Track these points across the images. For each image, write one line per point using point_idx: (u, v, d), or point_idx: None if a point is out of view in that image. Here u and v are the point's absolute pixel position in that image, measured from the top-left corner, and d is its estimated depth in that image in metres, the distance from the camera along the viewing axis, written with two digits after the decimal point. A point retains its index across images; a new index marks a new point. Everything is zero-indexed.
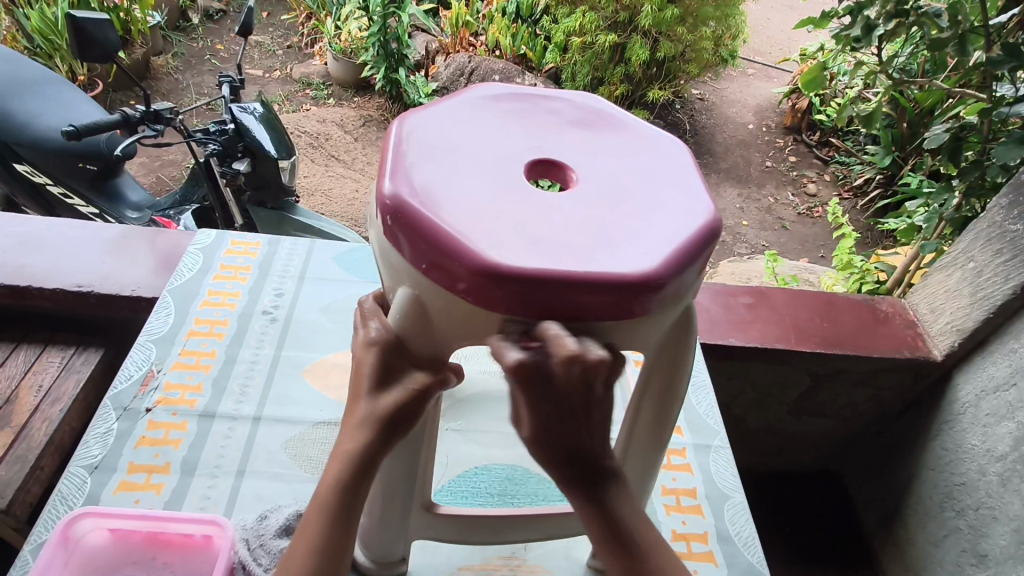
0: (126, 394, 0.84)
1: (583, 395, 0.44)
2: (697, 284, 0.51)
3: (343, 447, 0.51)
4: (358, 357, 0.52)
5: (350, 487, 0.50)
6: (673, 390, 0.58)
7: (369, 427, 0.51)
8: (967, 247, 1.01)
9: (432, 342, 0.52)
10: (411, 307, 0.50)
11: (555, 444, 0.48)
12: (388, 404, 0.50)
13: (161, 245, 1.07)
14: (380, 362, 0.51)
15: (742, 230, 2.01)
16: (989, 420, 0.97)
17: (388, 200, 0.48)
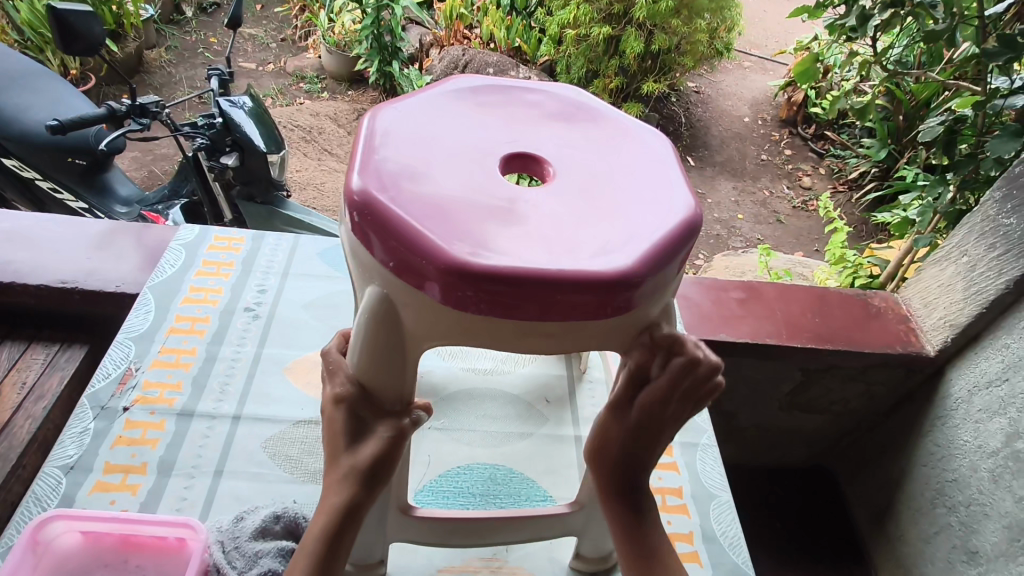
0: (103, 392, 0.82)
1: (675, 412, 0.54)
2: (676, 283, 0.50)
3: (327, 505, 0.51)
4: (328, 413, 0.53)
5: (336, 538, 0.51)
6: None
7: (350, 481, 0.51)
8: (961, 241, 1.00)
9: (399, 387, 0.53)
10: (377, 359, 0.51)
11: (620, 453, 0.56)
12: (365, 457, 0.51)
13: (144, 241, 1.05)
14: (351, 417, 0.52)
15: (737, 224, 2.00)
16: (981, 416, 0.96)
17: (356, 196, 0.46)
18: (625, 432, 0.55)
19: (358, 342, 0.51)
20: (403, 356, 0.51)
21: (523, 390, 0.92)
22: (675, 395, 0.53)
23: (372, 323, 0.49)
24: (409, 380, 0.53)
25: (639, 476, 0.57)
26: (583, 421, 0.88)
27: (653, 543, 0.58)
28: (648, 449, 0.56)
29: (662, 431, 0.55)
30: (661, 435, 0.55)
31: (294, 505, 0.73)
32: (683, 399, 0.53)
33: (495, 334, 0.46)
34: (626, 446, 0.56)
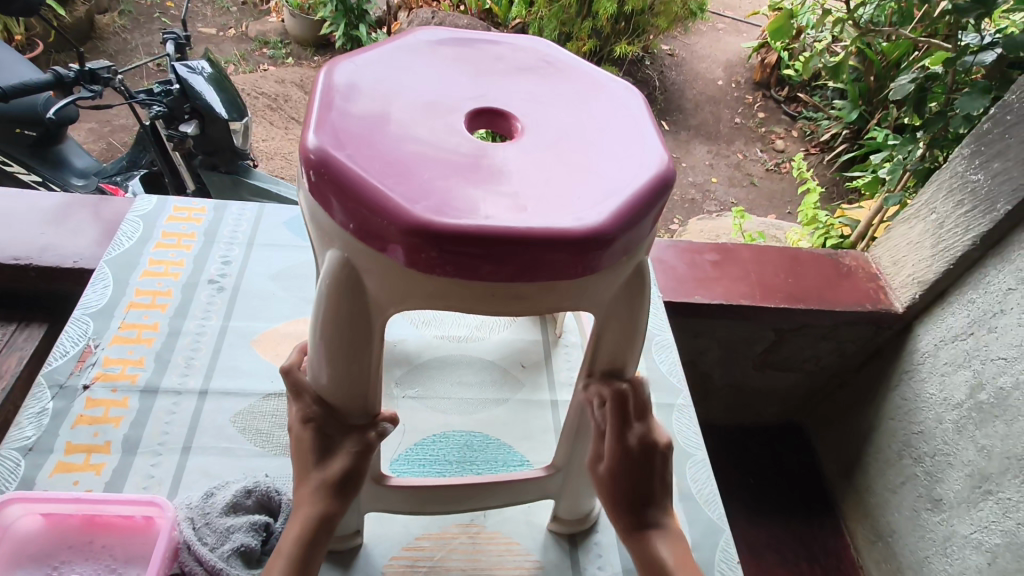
0: (62, 370, 0.79)
1: (638, 438, 0.56)
2: (634, 311, 0.52)
3: (300, 516, 0.52)
4: (297, 432, 0.55)
5: (313, 543, 0.52)
6: (628, 350, 0.55)
7: (322, 494, 0.53)
8: (930, 198, 1.01)
9: (363, 403, 0.55)
10: (341, 383, 0.53)
11: (619, 484, 0.57)
12: (336, 470, 0.54)
13: (100, 214, 1.00)
14: (319, 434, 0.54)
15: (712, 187, 1.99)
16: (947, 369, 0.98)
17: (313, 154, 0.44)
18: (608, 465, 0.57)
19: (319, 362, 0.52)
20: (366, 373, 0.52)
21: (499, 356, 0.91)
22: (627, 423, 0.56)
23: (332, 300, 0.47)
24: (373, 394, 0.55)
25: (645, 497, 0.57)
26: (559, 386, 0.88)
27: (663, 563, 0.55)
28: (641, 473, 0.57)
29: (638, 467, 0.57)
30: (641, 466, 0.57)
31: (267, 478, 0.71)
32: (641, 428, 0.57)
33: (462, 297, 0.45)
34: (621, 479, 0.57)
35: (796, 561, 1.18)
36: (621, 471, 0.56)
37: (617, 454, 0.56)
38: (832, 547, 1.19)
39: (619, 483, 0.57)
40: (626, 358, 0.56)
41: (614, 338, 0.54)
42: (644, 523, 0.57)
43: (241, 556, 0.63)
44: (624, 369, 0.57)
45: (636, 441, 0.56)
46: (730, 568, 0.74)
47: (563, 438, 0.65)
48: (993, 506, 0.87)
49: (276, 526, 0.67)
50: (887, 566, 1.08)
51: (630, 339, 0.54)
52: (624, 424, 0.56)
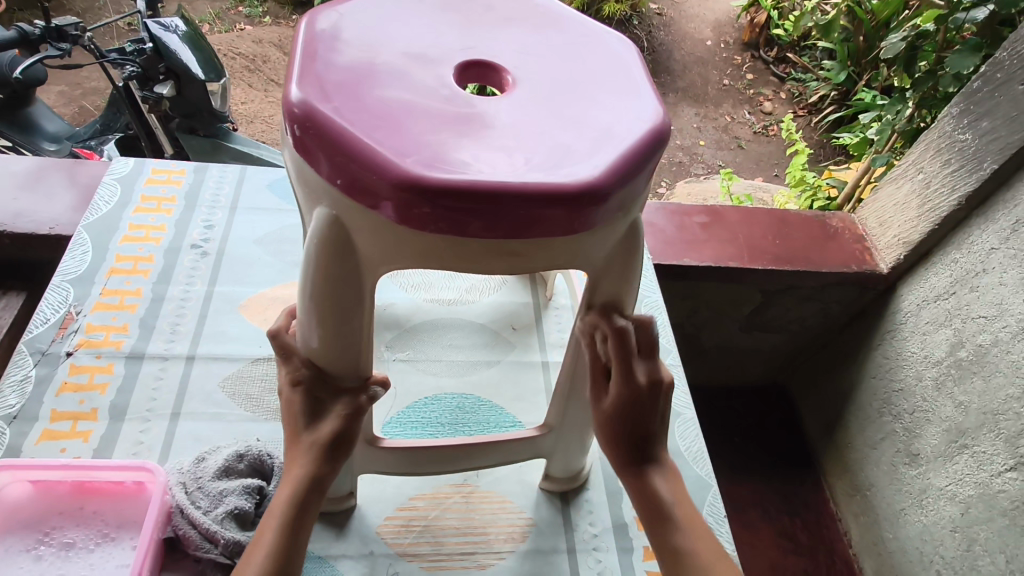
0: (43, 338, 0.78)
1: (644, 390, 0.54)
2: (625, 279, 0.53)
3: (291, 477, 0.52)
4: (287, 396, 0.54)
5: (303, 506, 0.51)
6: (621, 317, 0.56)
7: (312, 456, 0.53)
8: (917, 158, 1.01)
9: (354, 366, 0.54)
10: (332, 347, 0.52)
11: (624, 418, 0.55)
12: (325, 433, 0.53)
13: (75, 178, 0.97)
14: (308, 396, 0.54)
15: (699, 150, 1.97)
16: (928, 328, 1.00)
17: (297, 107, 0.42)
18: (613, 406, 0.55)
19: (309, 324, 0.51)
20: (357, 336, 0.52)
21: (488, 319, 0.90)
22: (632, 362, 0.54)
23: (321, 259, 0.46)
24: (364, 357, 0.54)
25: (645, 430, 0.56)
26: (550, 347, 0.88)
27: (665, 502, 0.56)
28: (647, 409, 0.55)
29: (647, 404, 0.55)
30: (647, 405, 0.55)
31: (259, 442, 0.71)
32: (647, 365, 0.54)
33: (453, 256, 0.44)
34: (626, 409, 0.55)
35: (778, 515, 1.22)
36: (626, 410, 0.55)
37: (623, 391, 0.54)
38: (812, 501, 1.23)
39: (625, 422, 0.56)
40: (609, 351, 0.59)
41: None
42: (644, 462, 0.57)
43: (236, 518, 0.63)
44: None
45: (644, 378, 0.54)
46: (718, 522, 0.76)
47: (556, 398, 0.66)
48: (968, 459, 0.90)
49: (269, 489, 0.67)
50: (864, 518, 1.12)
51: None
52: (629, 361, 0.53)
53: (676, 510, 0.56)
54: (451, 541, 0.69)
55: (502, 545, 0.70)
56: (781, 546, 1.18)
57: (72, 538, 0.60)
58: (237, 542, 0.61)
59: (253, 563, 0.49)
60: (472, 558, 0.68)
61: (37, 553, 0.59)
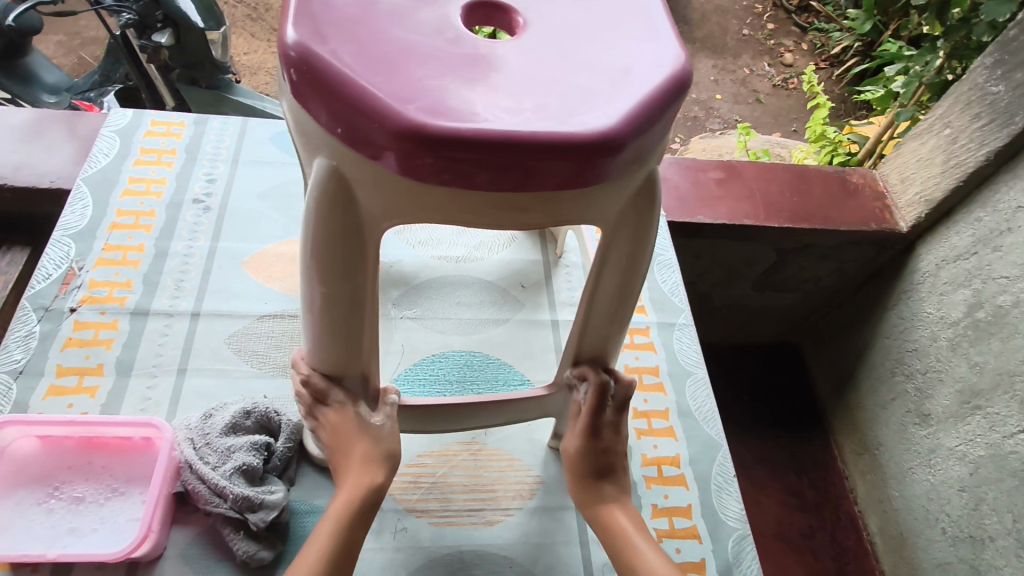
0: (46, 294, 0.77)
1: (610, 432, 0.62)
2: (635, 242, 0.50)
3: (352, 486, 0.55)
4: (333, 423, 0.57)
5: (369, 505, 0.55)
6: (624, 304, 0.56)
7: (371, 463, 0.56)
8: (944, 112, 0.97)
9: (359, 367, 0.56)
10: (336, 337, 0.53)
11: (588, 461, 0.61)
12: (381, 441, 0.57)
13: (75, 130, 0.94)
14: (357, 417, 0.57)
15: (715, 104, 1.90)
16: (946, 288, 0.97)
17: (292, 51, 0.39)
18: (580, 448, 0.61)
19: (314, 311, 0.51)
20: (360, 332, 0.53)
21: (497, 277, 0.88)
22: (604, 409, 0.61)
23: (321, 212, 0.44)
24: (368, 355, 0.56)
25: (609, 466, 0.62)
26: (560, 305, 0.87)
27: (628, 530, 0.58)
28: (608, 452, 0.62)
29: (608, 446, 0.62)
30: (609, 445, 0.62)
31: (265, 399, 0.70)
32: (614, 414, 0.62)
33: (459, 209, 0.42)
34: (587, 451, 0.61)
35: (785, 473, 1.20)
36: (591, 450, 0.61)
37: (590, 433, 0.61)
38: (819, 459, 1.22)
39: (587, 460, 0.61)
40: (621, 314, 0.57)
41: (616, 283, 0.54)
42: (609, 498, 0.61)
43: (244, 474, 0.63)
44: (629, 298, 0.56)
45: (609, 424, 0.62)
46: (727, 481, 0.75)
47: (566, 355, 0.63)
48: (980, 420, 0.88)
49: (277, 446, 0.67)
50: (871, 477, 1.11)
51: (631, 281, 0.54)
52: (602, 409, 0.61)
53: (636, 542, 0.57)
54: (459, 498, 0.69)
55: (510, 502, 0.70)
56: (787, 503, 1.17)
57: (81, 492, 0.60)
58: (245, 497, 0.61)
59: (315, 555, 0.52)
60: (480, 514, 0.69)
61: (48, 506, 0.59)
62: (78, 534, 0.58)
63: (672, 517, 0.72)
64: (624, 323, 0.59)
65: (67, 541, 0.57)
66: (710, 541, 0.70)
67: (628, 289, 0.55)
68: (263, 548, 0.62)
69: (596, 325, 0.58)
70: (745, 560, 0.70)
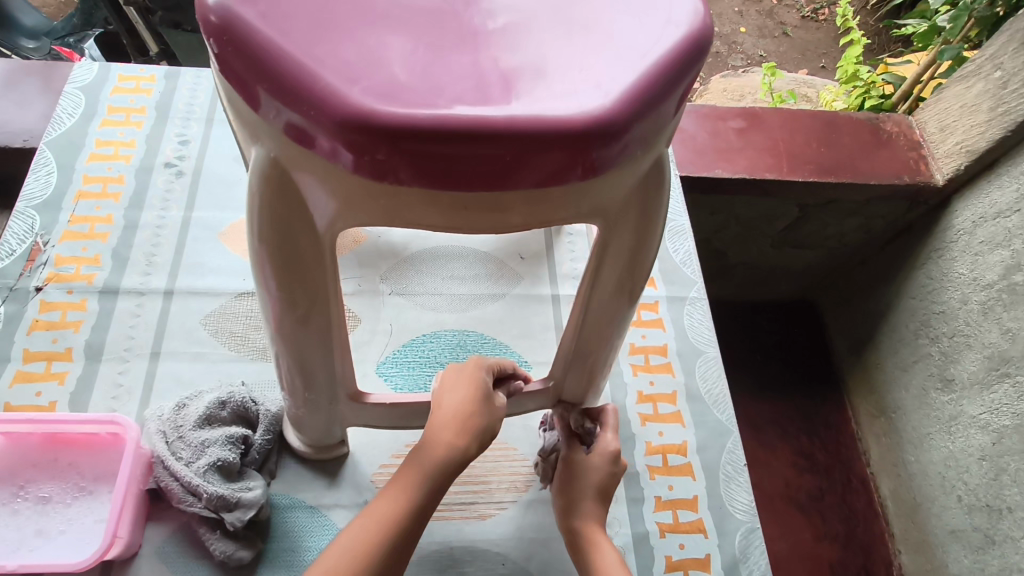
0: (10, 271, 0.72)
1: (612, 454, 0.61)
2: (639, 233, 0.43)
3: (427, 461, 0.50)
4: (436, 399, 0.53)
5: (436, 489, 0.50)
6: (628, 298, 0.49)
7: (459, 441, 0.50)
8: (997, 51, 0.86)
9: (327, 359, 0.51)
10: (301, 333, 0.47)
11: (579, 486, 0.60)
12: (478, 423, 0.51)
13: (47, 83, 0.86)
14: (463, 397, 0.52)
15: (739, 38, 1.72)
16: (982, 248, 0.89)
17: (213, 14, 0.32)
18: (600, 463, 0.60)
19: (272, 306, 0.45)
20: (327, 326, 0.47)
21: (494, 247, 0.82)
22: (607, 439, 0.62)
23: (266, 205, 0.38)
24: (338, 346, 0.51)
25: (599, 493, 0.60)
26: (561, 278, 0.80)
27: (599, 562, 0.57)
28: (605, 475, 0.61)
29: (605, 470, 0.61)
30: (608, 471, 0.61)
31: (243, 386, 0.66)
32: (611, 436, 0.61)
33: (425, 209, 0.35)
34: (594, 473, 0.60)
35: (796, 434, 1.13)
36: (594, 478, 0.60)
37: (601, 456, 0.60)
38: (833, 421, 1.14)
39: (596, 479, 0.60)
40: (623, 307, 0.50)
41: (616, 278, 0.47)
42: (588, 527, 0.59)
43: (219, 470, 0.58)
44: (633, 293, 0.49)
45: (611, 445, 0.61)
46: (737, 471, 0.71)
47: (565, 338, 0.56)
48: (1008, 388, 0.82)
49: (255, 437, 0.63)
50: (886, 440, 1.05)
51: (634, 277, 0.47)
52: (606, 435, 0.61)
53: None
54: (451, 490, 0.66)
55: (504, 494, 0.66)
56: (796, 465, 1.10)
57: (47, 492, 0.57)
58: (220, 496, 0.57)
59: (364, 528, 0.47)
60: (472, 508, 0.65)
61: (14, 506, 0.56)
62: (45, 537, 0.55)
63: (677, 510, 0.68)
64: (627, 314, 0.52)
65: (33, 544, 0.54)
66: (716, 536, 0.67)
67: (630, 286, 0.48)
68: (242, 548, 0.59)
69: (592, 327, 0.53)
70: (752, 554, 0.66)
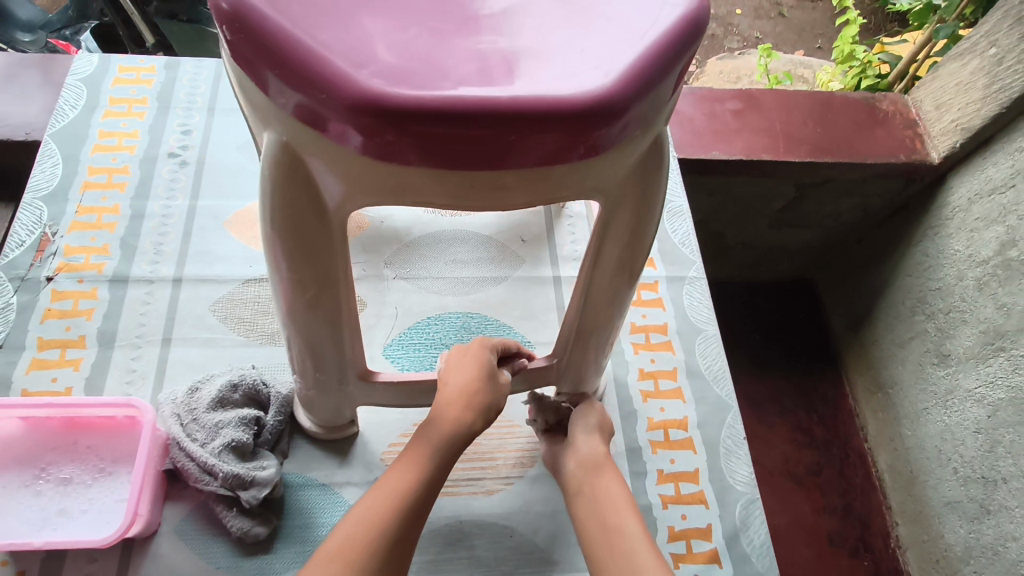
0: (21, 262, 0.73)
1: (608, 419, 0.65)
2: (638, 210, 0.44)
3: (438, 434, 0.51)
4: (444, 376, 0.55)
5: (447, 460, 0.52)
6: (629, 274, 0.51)
7: (467, 414, 0.52)
8: (991, 29, 0.87)
9: (336, 341, 0.53)
10: (313, 316, 0.49)
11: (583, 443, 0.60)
12: (484, 398, 0.53)
13: (49, 76, 0.87)
14: (469, 373, 0.54)
15: (735, 19, 1.70)
16: (977, 225, 0.90)
17: (224, 2, 0.33)
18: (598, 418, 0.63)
19: (284, 290, 0.47)
20: (337, 307, 0.49)
21: (494, 231, 0.83)
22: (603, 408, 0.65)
23: (276, 190, 0.39)
24: (348, 327, 0.52)
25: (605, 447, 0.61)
26: (562, 261, 0.82)
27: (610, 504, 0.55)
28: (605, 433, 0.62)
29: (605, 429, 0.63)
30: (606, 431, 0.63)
31: (254, 370, 0.67)
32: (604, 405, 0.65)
33: (433, 189, 0.36)
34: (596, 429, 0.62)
35: (795, 411, 1.15)
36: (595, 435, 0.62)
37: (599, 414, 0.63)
38: (831, 397, 1.16)
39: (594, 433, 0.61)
40: (624, 286, 0.52)
41: (617, 257, 0.48)
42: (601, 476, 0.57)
43: (234, 450, 0.60)
44: (633, 272, 0.50)
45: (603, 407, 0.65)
46: (737, 444, 0.72)
47: (569, 313, 0.57)
48: (1003, 362, 0.84)
49: (267, 419, 0.64)
50: (883, 415, 1.07)
51: (635, 255, 0.48)
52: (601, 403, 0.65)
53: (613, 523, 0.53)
54: (458, 467, 0.67)
55: (511, 470, 0.68)
56: (795, 441, 1.12)
57: (69, 473, 0.58)
58: (236, 475, 0.59)
59: (381, 496, 0.49)
60: (479, 484, 0.67)
61: (36, 488, 0.58)
62: (68, 516, 0.57)
63: (679, 483, 0.70)
64: (629, 291, 0.53)
65: (56, 523, 0.56)
66: (718, 507, 0.69)
67: (631, 265, 0.50)
68: (258, 524, 0.60)
69: (594, 306, 0.55)
70: (752, 524, 0.68)
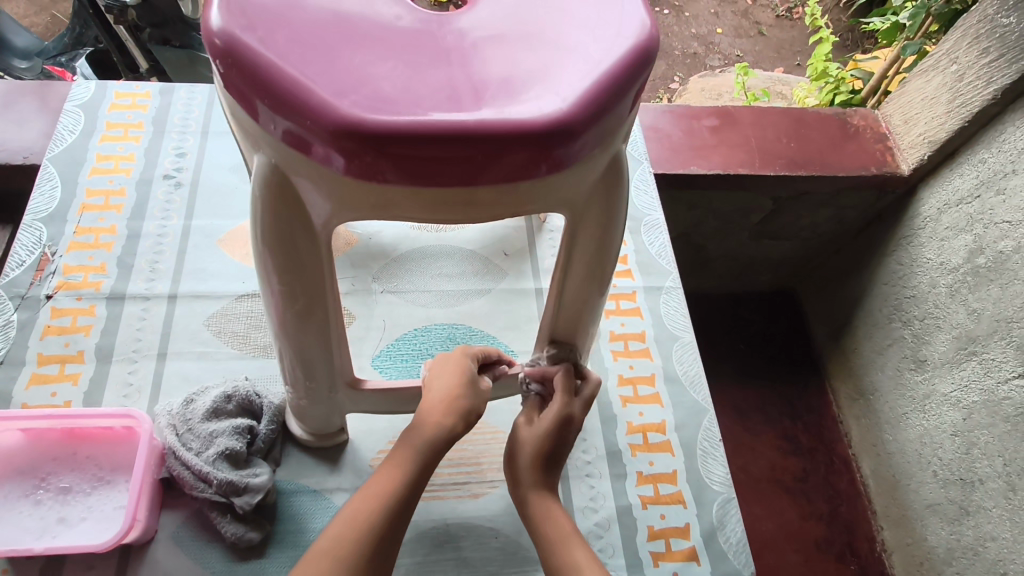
0: (21, 281, 0.76)
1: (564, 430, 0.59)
2: (603, 221, 0.48)
3: (420, 439, 0.54)
4: (427, 384, 0.57)
5: (428, 464, 0.54)
6: (598, 280, 0.54)
7: (446, 420, 0.55)
8: (951, 47, 0.92)
9: (324, 351, 0.55)
10: (302, 325, 0.52)
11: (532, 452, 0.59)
12: (464, 404, 0.56)
13: (50, 102, 0.90)
14: (450, 381, 0.57)
15: (715, 38, 1.76)
16: (947, 234, 0.94)
17: (219, 38, 0.36)
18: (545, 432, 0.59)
19: (275, 302, 0.50)
20: (325, 318, 0.52)
21: (478, 246, 0.87)
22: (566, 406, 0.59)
23: (267, 208, 0.42)
24: (335, 337, 0.55)
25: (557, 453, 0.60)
26: (544, 273, 0.85)
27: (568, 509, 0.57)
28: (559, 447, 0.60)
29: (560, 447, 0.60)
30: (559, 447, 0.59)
31: (246, 381, 0.70)
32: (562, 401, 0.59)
33: (410, 206, 0.40)
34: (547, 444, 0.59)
35: (779, 419, 1.18)
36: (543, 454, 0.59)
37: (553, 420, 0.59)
38: (815, 405, 1.19)
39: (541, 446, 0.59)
40: (595, 291, 0.55)
41: (587, 264, 0.52)
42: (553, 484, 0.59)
43: (228, 458, 0.62)
44: (602, 279, 0.54)
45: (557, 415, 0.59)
46: (713, 446, 0.75)
47: (546, 312, 0.60)
48: (975, 366, 0.88)
49: (260, 427, 0.67)
50: (865, 421, 1.10)
51: (603, 262, 0.52)
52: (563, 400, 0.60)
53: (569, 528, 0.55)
54: (444, 471, 0.70)
55: (495, 474, 0.71)
56: (781, 449, 1.15)
57: (68, 482, 0.61)
58: (230, 482, 0.61)
59: (365, 499, 0.52)
60: (465, 488, 0.69)
61: (36, 497, 0.60)
62: (68, 524, 0.59)
63: (658, 484, 0.73)
64: (601, 297, 0.57)
65: (56, 530, 0.58)
66: (695, 506, 0.71)
67: (601, 271, 0.53)
68: (251, 529, 0.63)
69: (568, 310, 0.58)
70: (729, 522, 0.71)
